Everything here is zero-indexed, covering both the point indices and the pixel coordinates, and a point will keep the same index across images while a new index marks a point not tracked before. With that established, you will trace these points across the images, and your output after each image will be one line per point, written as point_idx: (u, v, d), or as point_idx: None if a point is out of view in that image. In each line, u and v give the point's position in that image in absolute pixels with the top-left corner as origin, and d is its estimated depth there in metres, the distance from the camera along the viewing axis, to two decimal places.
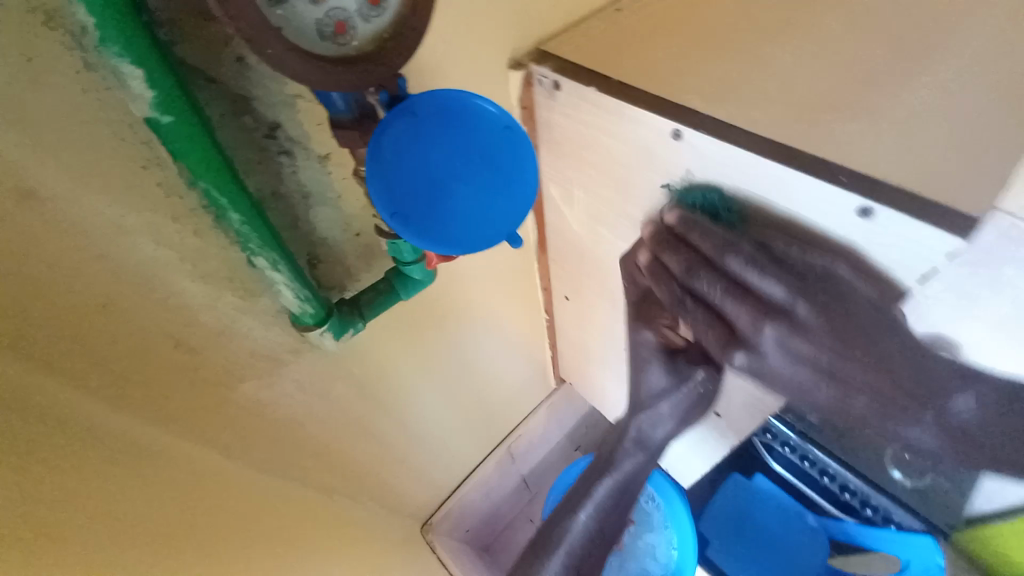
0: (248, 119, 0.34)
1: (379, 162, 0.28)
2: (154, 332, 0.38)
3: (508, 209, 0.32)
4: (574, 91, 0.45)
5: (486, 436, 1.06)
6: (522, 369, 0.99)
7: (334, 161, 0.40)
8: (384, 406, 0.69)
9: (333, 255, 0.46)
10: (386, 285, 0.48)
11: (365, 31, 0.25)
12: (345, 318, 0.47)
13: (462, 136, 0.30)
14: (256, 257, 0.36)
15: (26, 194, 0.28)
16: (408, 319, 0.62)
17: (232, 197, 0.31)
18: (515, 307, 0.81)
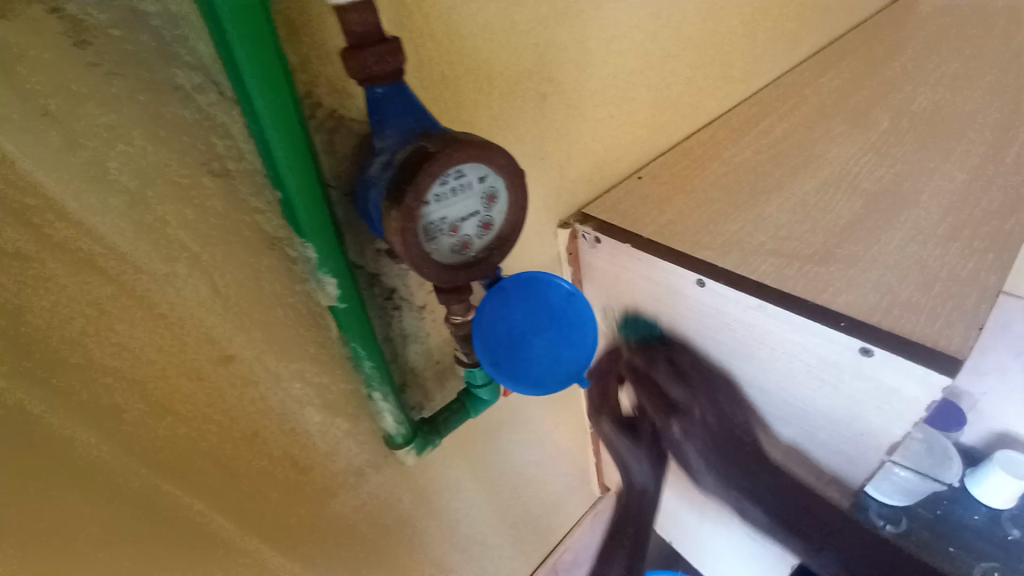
0: (376, 289, 0.46)
1: (485, 328, 0.38)
2: (282, 457, 0.46)
3: (574, 351, 0.42)
4: (614, 246, 0.57)
5: (531, 552, 1.04)
6: (565, 477, 1.01)
7: (428, 311, 0.52)
8: (441, 521, 0.72)
9: (416, 383, 0.56)
10: (459, 405, 0.57)
11: (479, 244, 0.37)
12: (425, 435, 0.55)
13: (538, 300, 0.40)
14: (373, 392, 0.45)
15: (234, 362, 0.38)
16: (469, 432, 0.69)
17: (369, 350, 0.42)
18: (560, 416, 0.87)
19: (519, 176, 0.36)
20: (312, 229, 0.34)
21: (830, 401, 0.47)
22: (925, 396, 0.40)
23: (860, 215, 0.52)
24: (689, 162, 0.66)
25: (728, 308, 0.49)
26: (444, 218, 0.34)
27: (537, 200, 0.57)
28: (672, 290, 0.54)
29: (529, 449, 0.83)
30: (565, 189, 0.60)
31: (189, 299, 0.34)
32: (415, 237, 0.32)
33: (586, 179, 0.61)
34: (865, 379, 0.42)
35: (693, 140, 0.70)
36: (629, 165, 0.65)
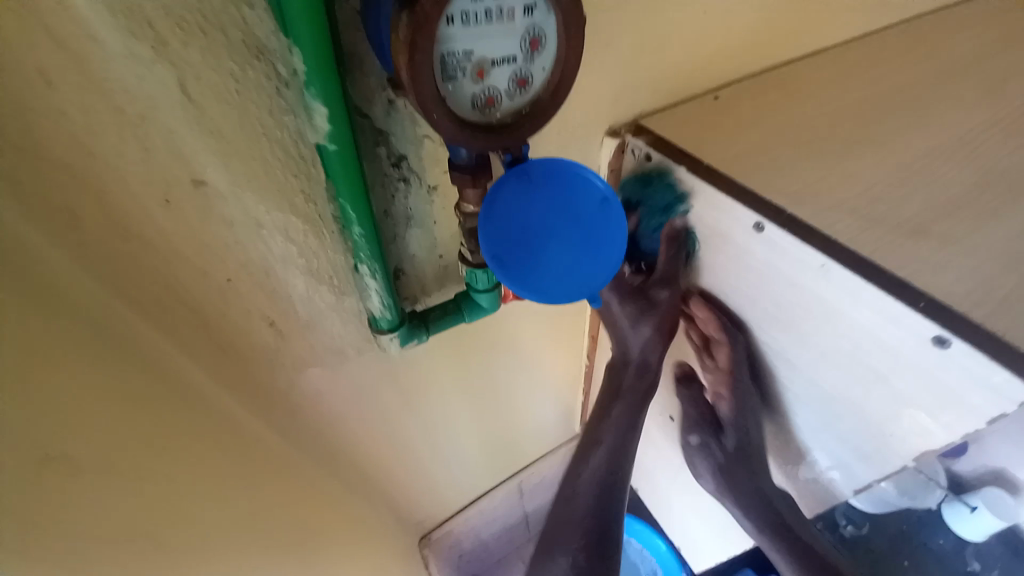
0: (382, 150, 0.40)
1: (494, 215, 0.32)
2: (256, 314, 0.43)
3: (594, 266, 0.35)
4: (664, 168, 0.49)
5: (501, 470, 1.09)
6: (551, 410, 1.01)
7: (439, 193, 0.45)
8: (418, 419, 0.73)
9: (414, 273, 0.51)
10: (454, 307, 0.53)
11: (506, 105, 0.29)
12: (413, 329, 0.51)
13: (564, 197, 0.33)
14: (360, 264, 0.41)
15: (207, 192, 0.34)
16: (462, 342, 0.67)
17: (360, 214, 0.36)
18: (558, 349, 0.84)
19: (573, 20, 0.27)
20: (304, 35, 0.27)
21: (869, 391, 0.40)
22: (989, 407, 0.32)
23: (982, 187, 0.42)
24: (781, 89, 0.54)
25: (783, 262, 0.41)
26: (469, 53, 0.27)
27: (590, 96, 0.48)
28: (719, 232, 0.46)
29: (521, 375, 0.82)
30: (625, 91, 0.50)
31: (154, 96, 0.30)
32: (426, 67, 0.25)
33: (653, 82, 0.51)
34: (926, 374, 0.35)
35: (791, 68, 0.58)
36: (707, 79, 0.54)
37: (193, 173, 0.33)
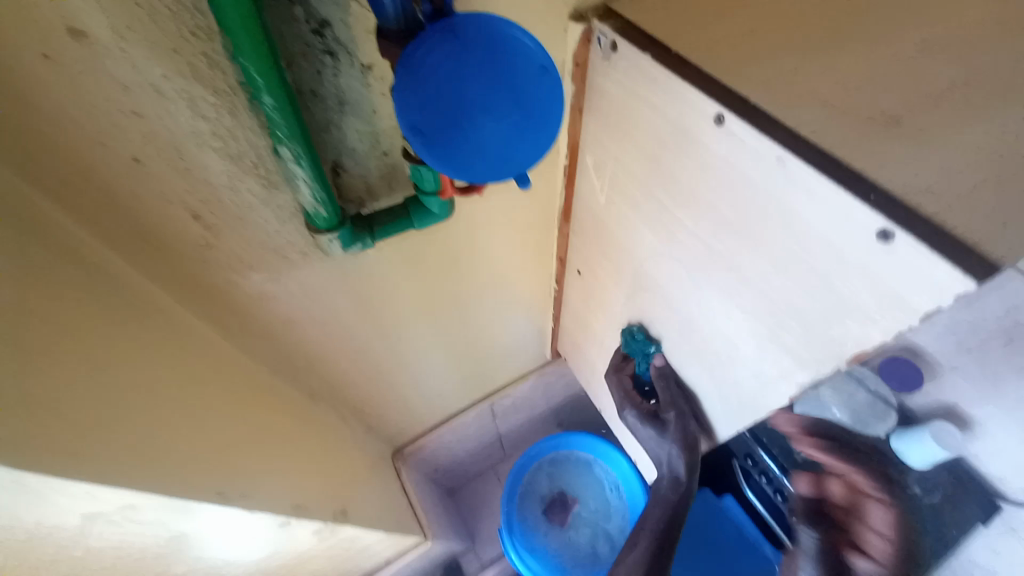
0: (299, 11, 0.34)
1: (412, 78, 0.28)
2: (175, 202, 0.40)
3: (528, 148, 0.32)
4: (630, 58, 0.44)
5: (472, 390, 1.12)
6: (520, 333, 1.03)
7: (375, 75, 0.41)
8: (379, 331, 0.73)
9: (356, 170, 0.47)
10: (401, 209, 0.50)
11: None
12: (355, 231, 0.49)
13: (496, 61, 0.29)
14: (279, 147, 0.37)
15: (88, 48, 0.30)
16: (421, 255, 0.65)
17: (267, 80, 0.32)
18: (527, 269, 0.83)
19: None
20: None
21: (815, 296, 0.39)
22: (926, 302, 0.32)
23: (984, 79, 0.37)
24: None
25: (742, 158, 0.38)
26: None
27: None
28: (682, 130, 0.43)
29: (487, 294, 0.82)
30: None
31: None
32: None
33: None
34: (872, 271, 0.33)
35: None
36: None
37: (65, 21, 0.29)
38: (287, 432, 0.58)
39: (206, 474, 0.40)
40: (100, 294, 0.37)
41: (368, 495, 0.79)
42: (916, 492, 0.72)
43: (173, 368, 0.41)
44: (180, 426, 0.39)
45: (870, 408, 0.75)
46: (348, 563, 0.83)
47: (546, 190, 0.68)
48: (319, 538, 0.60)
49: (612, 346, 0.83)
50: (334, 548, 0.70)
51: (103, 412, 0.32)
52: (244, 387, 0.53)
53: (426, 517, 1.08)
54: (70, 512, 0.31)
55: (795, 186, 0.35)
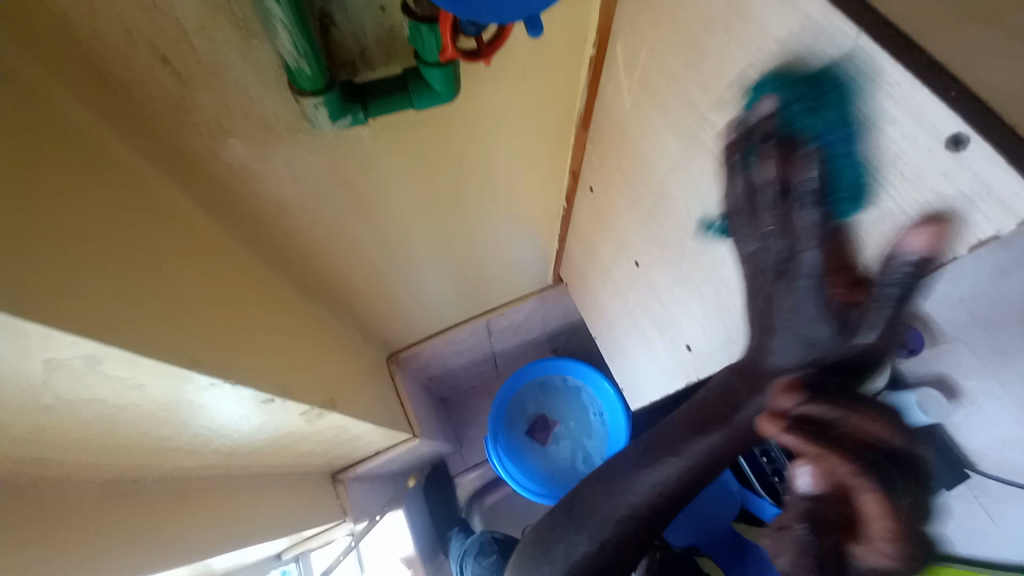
0: None
1: None
2: (139, 36, 0.36)
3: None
4: None
5: (470, 305, 1.12)
6: (524, 252, 0.99)
7: None
8: (375, 228, 0.70)
9: (348, 26, 0.41)
10: (399, 84, 0.45)
11: None
12: (346, 102, 0.44)
13: None
14: None
15: None
16: (424, 147, 0.60)
17: None
18: (536, 182, 0.77)
19: None
20: None
21: (847, 216, 0.34)
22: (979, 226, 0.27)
23: None
24: None
25: (801, 41, 0.32)
26: None
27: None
28: (735, 5, 0.36)
29: (492, 203, 0.77)
30: None
31: None
32: None
33: None
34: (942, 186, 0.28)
35: None
36: None
37: None
38: (275, 317, 0.58)
39: (193, 336, 0.40)
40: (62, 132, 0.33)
41: (358, 390, 0.81)
42: None
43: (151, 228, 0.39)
44: (161, 286, 0.38)
45: None
46: (338, 449, 0.88)
47: (567, 88, 0.61)
48: (306, 420, 0.62)
49: (616, 271, 0.80)
50: (323, 433, 0.73)
51: (72, 253, 0.30)
52: (231, 264, 0.51)
53: (416, 418, 1.13)
54: (41, 359, 0.29)
55: (863, 82, 0.29)
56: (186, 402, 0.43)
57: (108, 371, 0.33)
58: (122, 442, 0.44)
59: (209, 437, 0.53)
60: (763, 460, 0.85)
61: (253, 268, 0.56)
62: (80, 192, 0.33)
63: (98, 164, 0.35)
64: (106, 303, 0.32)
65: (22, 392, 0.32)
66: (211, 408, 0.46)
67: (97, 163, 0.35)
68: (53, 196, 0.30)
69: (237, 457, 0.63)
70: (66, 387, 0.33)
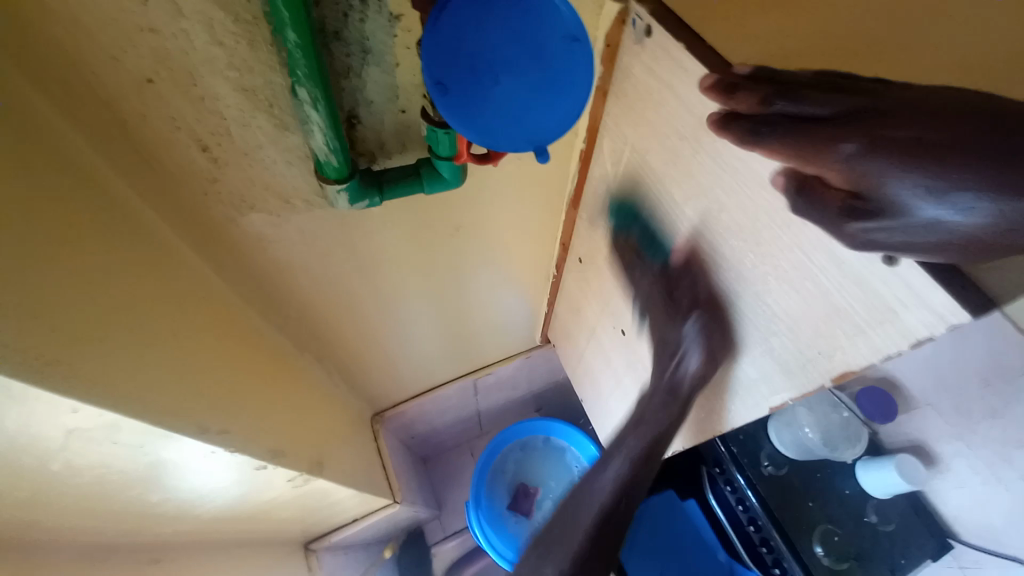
0: None
1: (441, 24, 0.27)
2: (182, 128, 0.40)
3: (549, 117, 0.31)
4: (660, 52, 0.42)
5: (459, 364, 1.13)
6: (513, 314, 1.03)
7: (404, 26, 0.40)
8: (374, 291, 0.73)
9: (372, 123, 0.46)
10: (413, 171, 0.49)
11: None
12: (363, 187, 0.48)
13: (529, 24, 0.28)
14: (298, 88, 0.37)
15: None
16: (425, 221, 0.65)
17: (290, 12, 0.32)
18: (527, 251, 0.83)
19: None
20: None
21: (810, 308, 0.38)
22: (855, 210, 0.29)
23: None
24: None
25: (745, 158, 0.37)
26: None
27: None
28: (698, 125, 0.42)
29: (486, 269, 0.82)
30: None
31: None
32: None
33: None
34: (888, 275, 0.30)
35: None
36: None
37: None
38: (271, 379, 0.58)
39: (204, 402, 0.41)
40: (103, 216, 0.37)
41: (343, 451, 0.80)
42: (873, 520, 0.83)
43: (162, 296, 0.41)
44: (166, 354, 0.39)
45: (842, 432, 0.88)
46: (317, 513, 0.85)
47: (559, 172, 0.68)
48: (292, 484, 0.61)
49: (602, 336, 0.84)
50: (305, 498, 0.72)
51: (107, 324, 0.33)
52: (236, 327, 0.53)
53: (397, 480, 1.10)
54: (59, 427, 0.30)
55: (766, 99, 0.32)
56: (176, 471, 0.43)
57: (118, 441, 0.35)
58: (105, 509, 0.44)
59: (192, 504, 0.52)
60: (750, 530, 0.90)
61: (254, 329, 0.58)
62: (99, 264, 0.34)
63: (127, 241, 0.39)
64: (128, 374, 0.33)
65: (25, 458, 0.32)
66: (201, 476, 0.46)
67: (125, 240, 0.38)
68: (90, 275, 0.33)
69: (216, 524, 0.61)
70: (70, 456, 0.34)
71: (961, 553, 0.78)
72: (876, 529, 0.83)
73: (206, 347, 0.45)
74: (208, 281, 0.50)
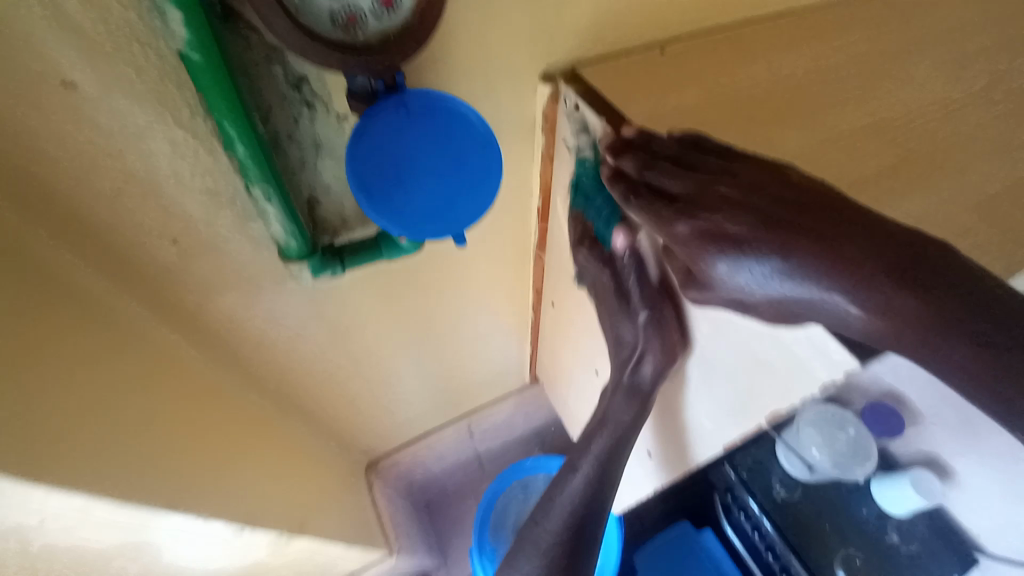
0: (278, 70, 0.38)
1: (365, 141, 0.32)
2: (153, 229, 0.44)
3: (467, 203, 0.36)
4: (586, 129, 0.46)
5: (449, 410, 1.15)
6: (498, 358, 1.05)
7: (351, 123, 0.44)
8: (355, 351, 0.76)
9: (332, 205, 0.50)
10: (373, 242, 0.53)
11: (372, 29, 0.29)
12: (325, 260, 0.52)
13: (443, 137, 0.34)
14: (252, 188, 0.41)
15: (79, 98, 0.34)
16: (396, 283, 0.68)
17: (238, 130, 0.36)
18: (503, 299, 0.86)
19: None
20: None
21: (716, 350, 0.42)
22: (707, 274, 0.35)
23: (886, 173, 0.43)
24: (730, 49, 0.51)
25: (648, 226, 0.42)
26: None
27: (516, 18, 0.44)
28: None
29: (464, 320, 0.85)
30: (559, 37, 0.47)
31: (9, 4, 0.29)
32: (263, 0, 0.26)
33: (588, 32, 0.48)
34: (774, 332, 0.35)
35: (752, 26, 0.54)
36: (653, 29, 0.51)
37: (68, 83, 0.33)
38: (252, 446, 0.60)
39: (177, 480, 0.43)
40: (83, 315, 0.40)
41: (333, 509, 0.81)
42: (896, 540, 0.89)
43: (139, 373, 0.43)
44: (144, 436, 0.41)
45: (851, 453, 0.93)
46: (310, 573, 0.85)
47: (521, 227, 0.72)
48: (277, 549, 0.62)
49: (580, 378, 0.86)
50: (295, 560, 0.72)
51: (85, 419, 0.35)
52: (216, 399, 0.56)
53: (394, 532, 1.09)
54: (36, 518, 0.33)
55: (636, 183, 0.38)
56: (156, 546, 0.45)
57: (97, 521, 0.37)
58: None
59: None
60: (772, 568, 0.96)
61: (234, 399, 0.61)
62: (81, 360, 0.37)
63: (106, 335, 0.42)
64: (101, 463, 0.36)
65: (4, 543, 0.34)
66: (181, 548, 0.48)
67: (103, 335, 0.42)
68: (72, 373, 0.36)
69: None
70: (49, 541, 0.36)
71: (987, 565, 0.86)
72: (902, 550, 0.88)
73: (185, 424, 0.47)
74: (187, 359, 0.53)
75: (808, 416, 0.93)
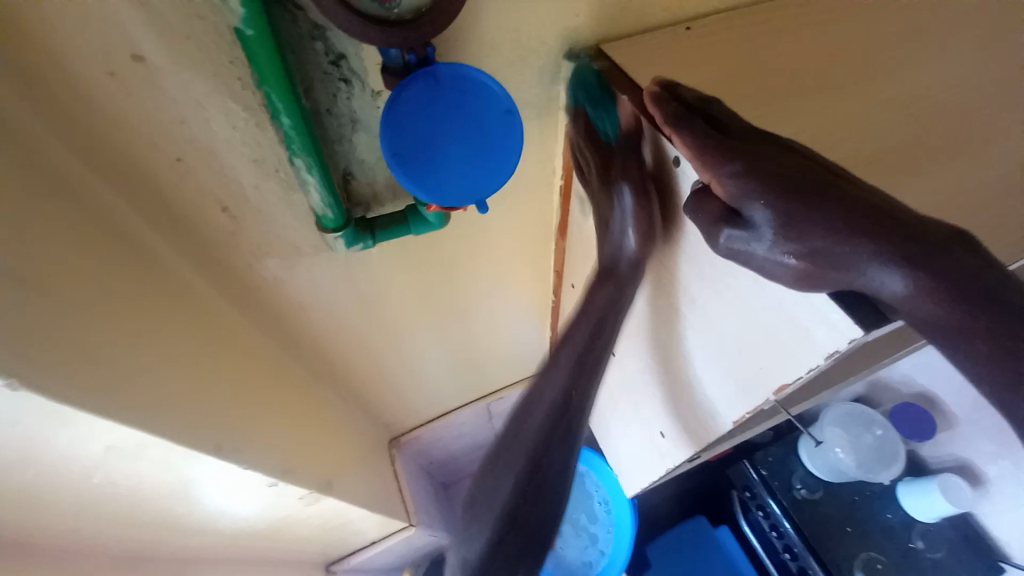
0: (320, 47, 0.41)
1: (400, 111, 0.35)
2: (205, 194, 0.48)
3: (490, 173, 0.38)
4: (609, 105, 0.47)
5: (469, 389, 1.18)
6: (517, 340, 1.07)
7: (384, 99, 0.47)
8: (381, 324, 0.80)
9: (364, 178, 0.53)
10: (402, 216, 0.56)
11: (406, 5, 0.32)
12: (358, 232, 0.55)
13: (470, 109, 0.36)
14: (295, 158, 0.44)
15: (147, 71, 0.38)
16: (422, 259, 0.71)
17: (284, 101, 0.39)
18: (524, 280, 0.88)
19: None
20: None
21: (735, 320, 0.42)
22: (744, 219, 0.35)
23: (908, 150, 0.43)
24: (757, 29, 0.51)
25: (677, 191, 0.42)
26: None
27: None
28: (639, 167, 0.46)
29: (485, 299, 0.87)
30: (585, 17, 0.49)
31: None
32: None
33: (614, 12, 0.49)
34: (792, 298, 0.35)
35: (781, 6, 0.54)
36: (678, 9, 0.51)
37: (138, 56, 0.37)
38: (287, 405, 0.65)
39: (226, 426, 0.48)
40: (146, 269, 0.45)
41: (358, 474, 0.86)
42: (919, 545, 0.88)
43: (192, 326, 0.48)
44: (197, 382, 0.46)
45: (877, 453, 0.91)
46: (335, 533, 0.90)
47: (543, 208, 0.73)
48: (307, 503, 0.67)
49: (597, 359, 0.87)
50: (322, 517, 0.77)
51: (149, 361, 0.40)
52: (255, 359, 0.60)
53: (414, 504, 1.14)
54: (107, 446, 0.37)
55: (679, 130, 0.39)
56: (203, 486, 0.50)
57: (154, 457, 0.41)
58: (141, 520, 0.51)
59: (218, 519, 0.58)
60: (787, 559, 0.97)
61: (271, 361, 0.65)
62: (146, 311, 0.42)
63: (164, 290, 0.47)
64: (166, 402, 0.40)
65: (69, 471, 0.39)
66: (223, 491, 0.53)
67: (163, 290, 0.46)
68: (138, 321, 0.40)
69: (240, 540, 0.67)
70: (113, 470, 0.41)
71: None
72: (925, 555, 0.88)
73: (229, 378, 0.52)
74: (231, 321, 0.58)
75: (835, 414, 0.93)
